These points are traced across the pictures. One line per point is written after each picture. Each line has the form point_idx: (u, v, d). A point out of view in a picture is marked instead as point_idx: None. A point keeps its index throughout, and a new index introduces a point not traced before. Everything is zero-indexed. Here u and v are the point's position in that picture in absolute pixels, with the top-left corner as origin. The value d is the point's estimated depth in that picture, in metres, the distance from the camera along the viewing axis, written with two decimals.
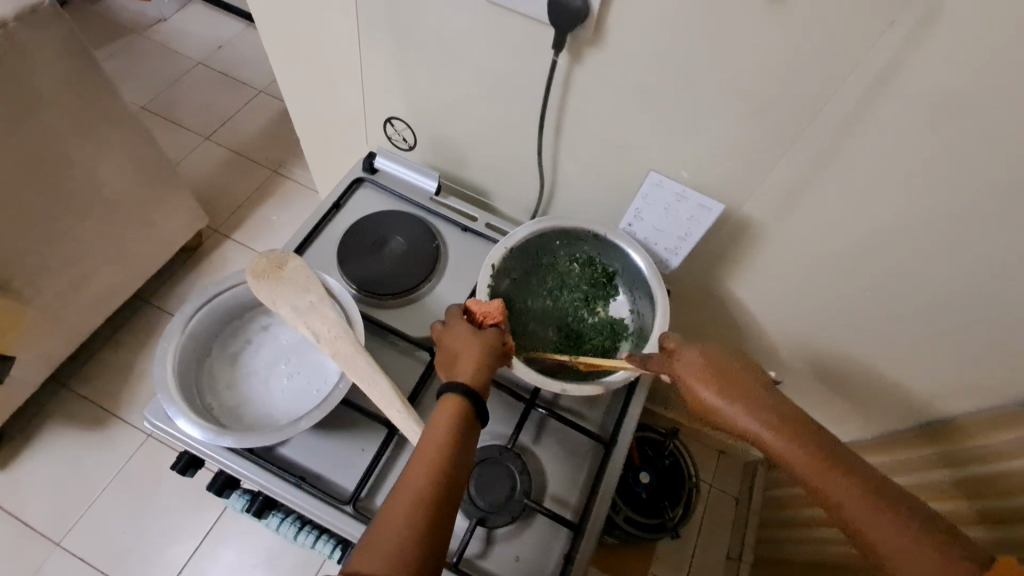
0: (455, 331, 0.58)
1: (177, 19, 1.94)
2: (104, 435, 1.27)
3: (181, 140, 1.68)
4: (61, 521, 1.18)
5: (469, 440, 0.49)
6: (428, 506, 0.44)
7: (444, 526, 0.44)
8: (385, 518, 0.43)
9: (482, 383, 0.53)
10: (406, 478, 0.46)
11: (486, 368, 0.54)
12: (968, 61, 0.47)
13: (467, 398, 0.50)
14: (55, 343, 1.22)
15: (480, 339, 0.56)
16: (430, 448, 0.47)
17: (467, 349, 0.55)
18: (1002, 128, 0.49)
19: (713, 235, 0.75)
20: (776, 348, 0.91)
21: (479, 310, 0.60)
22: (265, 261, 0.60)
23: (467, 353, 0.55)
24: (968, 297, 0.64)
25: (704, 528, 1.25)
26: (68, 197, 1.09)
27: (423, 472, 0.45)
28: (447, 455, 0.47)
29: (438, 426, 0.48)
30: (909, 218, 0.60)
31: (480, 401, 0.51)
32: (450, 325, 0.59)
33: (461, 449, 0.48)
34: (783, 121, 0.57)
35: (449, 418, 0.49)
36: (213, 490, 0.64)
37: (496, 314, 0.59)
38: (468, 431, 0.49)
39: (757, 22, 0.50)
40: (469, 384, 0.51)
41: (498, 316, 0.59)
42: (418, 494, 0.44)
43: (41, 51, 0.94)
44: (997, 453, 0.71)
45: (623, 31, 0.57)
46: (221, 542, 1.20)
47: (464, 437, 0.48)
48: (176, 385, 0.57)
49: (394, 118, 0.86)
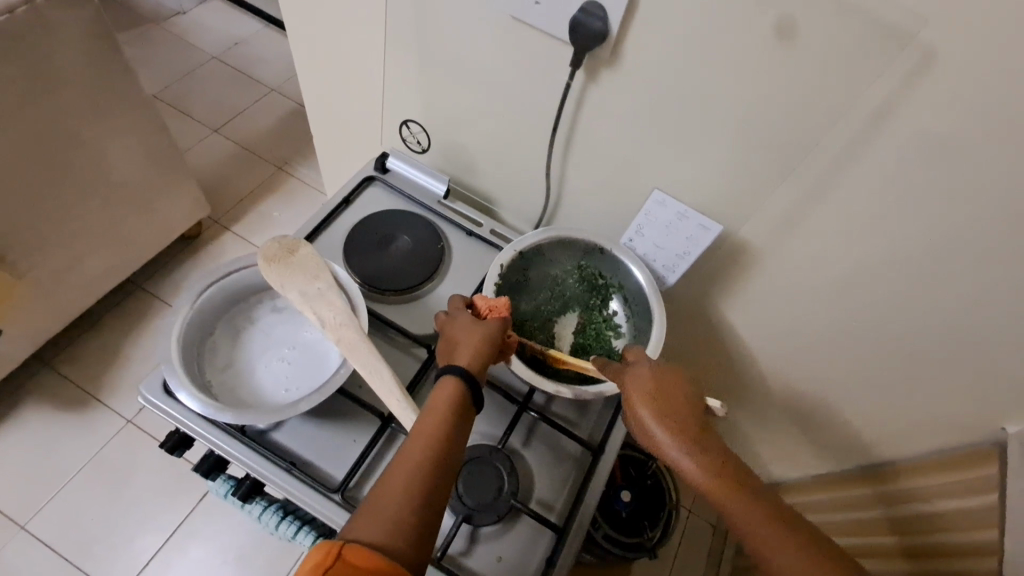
0: (457, 320, 0.60)
1: (196, 13, 1.97)
2: (83, 418, 1.25)
3: (190, 130, 1.69)
4: (27, 504, 1.15)
5: (466, 419, 0.50)
6: (428, 482, 0.45)
7: (439, 499, 0.45)
8: (385, 488, 0.44)
9: (478, 369, 0.54)
10: (405, 452, 0.47)
11: (481, 354, 0.56)
12: (958, 109, 0.50)
13: (463, 380, 0.52)
14: (44, 320, 1.21)
15: (483, 330, 0.58)
16: (422, 464, 0.46)
17: (470, 338, 0.57)
18: (988, 175, 0.52)
19: (710, 256, 0.78)
20: (764, 371, 0.93)
21: (486, 304, 0.62)
22: (277, 246, 0.61)
23: (466, 341, 0.57)
24: (949, 337, 0.68)
25: (681, 553, 1.26)
26: (73, 175, 1.10)
27: (421, 446, 0.47)
28: (446, 430, 0.48)
29: (436, 405, 0.50)
30: (897, 253, 0.63)
31: (476, 384, 0.53)
32: (453, 314, 0.61)
33: (460, 426, 0.49)
34: (783, 150, 0.60)
35: (447, 397, 0.50)
36: (200, 472, 0.65)
37: (498, 308, 0.62)
38: (461, 437, 0.49)
39: (766, 56, 0.54)
40: (466, 367, 0.53)
41: (503, 311, 0.62)
42: (406, 514, 0.43)
43: (65, 28, 0.96)
44: (962, 489, 0.76)
45: (639, 55, 0.60)
46: (191, 537, 1.17)
47: (456, 444, 0.48)
48: (179, 360, 0.58)
49: (410, 121, 0.88)
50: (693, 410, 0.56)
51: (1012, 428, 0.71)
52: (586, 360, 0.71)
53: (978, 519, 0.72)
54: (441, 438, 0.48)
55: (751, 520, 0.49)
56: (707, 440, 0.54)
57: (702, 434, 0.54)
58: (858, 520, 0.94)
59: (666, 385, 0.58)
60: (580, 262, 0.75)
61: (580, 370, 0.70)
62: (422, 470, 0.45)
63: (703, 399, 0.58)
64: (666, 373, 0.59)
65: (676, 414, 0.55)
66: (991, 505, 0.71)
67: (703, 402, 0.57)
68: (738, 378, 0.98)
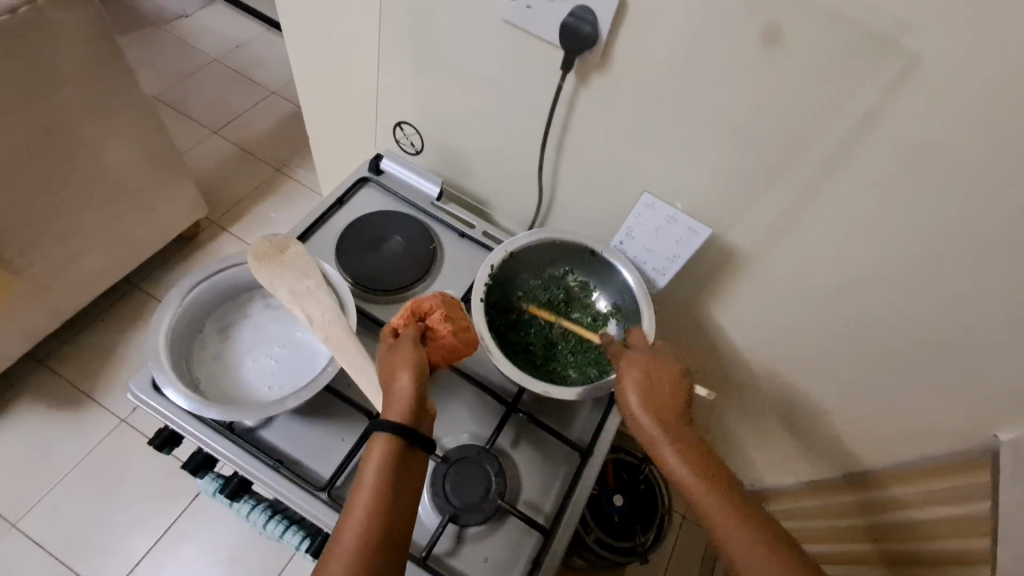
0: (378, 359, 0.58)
1: (198, 17, 1.99)
2: (77, 417, 1.25)
3: (190, 131, 1.71)
4: (19, 501, 1.15)
5: (405, 472, 0.49)
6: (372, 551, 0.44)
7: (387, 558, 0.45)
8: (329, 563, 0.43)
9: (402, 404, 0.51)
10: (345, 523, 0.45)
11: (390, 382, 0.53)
12: (941, 116, 0.51)
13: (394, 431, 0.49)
14: (41, 318, 1.21)
15: (398, 350, 0.56)
16: (367, 531, 0.45)
17: (397, 359, 0.55)
18: (973, 180, 0.53)
19: (701, 260, 0.78)
20: (756, 376, 0.93)
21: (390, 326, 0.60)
22: (268, 244, 0.62)
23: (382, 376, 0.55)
24: (939, 343, 0.68)
25: (674, 559, 1.25)
26: (71, 174, 1.10)
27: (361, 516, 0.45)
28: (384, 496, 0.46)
29: (371, 467, 0.48)
30: (884, 259, 0.64)
31: (412, 430, 0.50)
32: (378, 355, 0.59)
33: (399, 483, 0.48)
34: (770, 154, 0.61)
35: (381, 457, 0.48)
36: (188, 470, 0.65)
37: (399, 321, 0.60)
38: (406, 488, 0.48)
39: (753, 60, 0.55)
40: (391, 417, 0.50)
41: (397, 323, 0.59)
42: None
43: (66, 28, 0.97)
44: (955, 495, 0.76)
45: (629, 59, 0.61)
46: (182, 538, 1.17)
47: (399, 499, 0.47)
48: (166, 356, 0.58)
49: (404, 122, 0.88)
50: (677, 395, 0.59)
51: (1003, 436, 0.71)
52: (574, 373, 0.70)
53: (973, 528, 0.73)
54: (378, 503, 0.46)
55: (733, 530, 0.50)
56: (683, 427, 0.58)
57: (680, 422, 0.58)
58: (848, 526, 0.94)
59: (661, 388, 0.60)
60: (569, 268, 0.76)
61: (569, 379, 0.69)
62: (368, 539, 0.44)
63: (689, 390, 0.60)
64: (662, 375, 0.61)
65: (661, 403, 0.58)
66: (987, 513, 0.71)
67: (690, 394, 0.60)
68: (730, 382, 0.98)
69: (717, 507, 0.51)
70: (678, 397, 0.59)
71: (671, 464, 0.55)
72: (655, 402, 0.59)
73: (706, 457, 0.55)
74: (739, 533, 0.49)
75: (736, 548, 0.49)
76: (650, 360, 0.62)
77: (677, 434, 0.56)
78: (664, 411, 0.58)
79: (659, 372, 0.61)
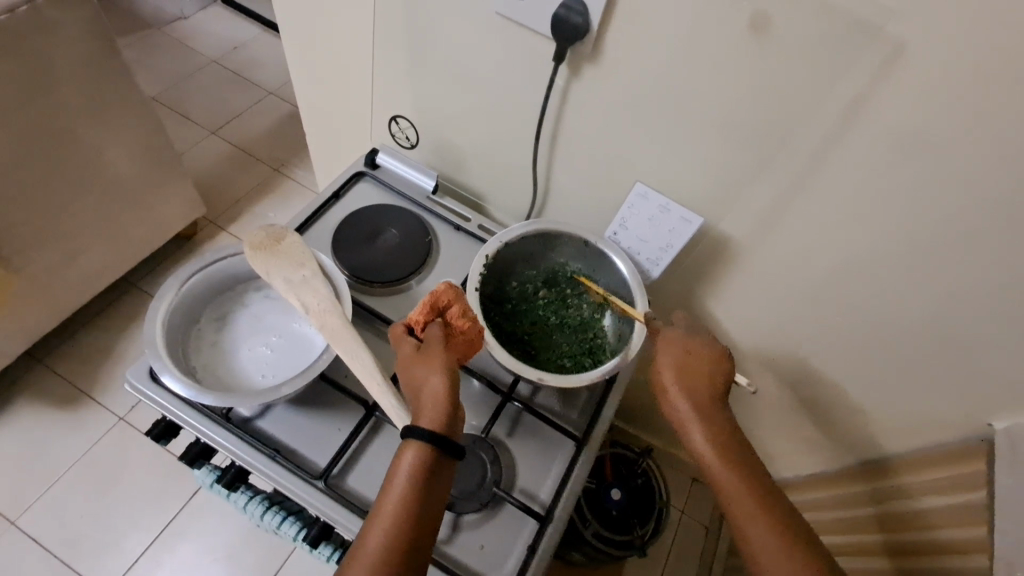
0: (401, 356, 0.58)
1: (196, 19, 2.00)
2: (75, 415, 1.26)
3: (188, 132, 1.72)
4: (16, 500, 1.16)
5: (433, 481, 0.50)
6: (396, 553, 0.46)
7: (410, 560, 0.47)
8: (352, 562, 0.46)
9: (437, 418, 0.51)
10: (370, 523, 0.48)
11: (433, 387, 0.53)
12: (928, 101, 0.51)
13: (424, 444, 0.50)
14: (39, 317, 1.21)
15: (433, 351, 0.56)
16: (400, 541, 0.47)
17: (431, 363, 0.55)
18: (958, 166, 0.54)
19: (694, 250, 0.79)
20: (750, 367, 0.94)
21: (411, 321, 0.60)
22: (264, 234, 0.62)
23: (419, 377, 0.55)
24: (930, 330, 0.68)
25: (673, 555, 1.25)
26: (69, 173, 1.11)
27: (384, 519, 0.47)
28: (407, 505, 0.48)
29: (399, 473, 0.49)
30: (874, 247, 0.64)
31: (444, 443, 0.50)
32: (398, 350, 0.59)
33: (425, 491, 0.49)
34: (760, 142, 0.62)
35: (407, 466, 0.49)
36: (184, 461, 0.66)
37: (420, 317, 0.59)
38: (434, 497, 0.49)
39: (741, 49, 0.55)
40: (425, 429, 0.50)
41: (422, 318, 0.59)
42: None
43: (64, 26, 0.98)
44: (950, 484, 0.76)
45: (619, 50, 0.62)
46: (181, 536, 1.17)
47: (428, 508, 0.49)
48: (163, 344, 0.58)
49: (399, 116, 0.89)
50: (718, 377, 0.60)
51: (997, 425, 0.71)
52: (568, 362, 0.70)
53: (962, 515, 0.72)
54: (407, 514, 0.48)
55: (748, 510, 0.52)
56: (718, 410, 0.59)
57: (718, 405, 0.59)
58: (847, 519, 0.94)
59: (699, 371, 0.60)
60: (565, 260, 0.77)
61: (564, 368, 0.69)
62: (403, 548, 0.47)
63: (730, 373, 0.61)
64: (702, 357, 0.61)
65: (697, 384, 0.60)
66: (981, 500, 0.70)
67: (727, 377, 0.61)
68: None
69: (736, 487, 0.54)
70: (716, 379, 0.60)
71: (701, 442, 0.57)
72: (692, 383, 0.60)
73: (733, 440, 0.57)
74: (754, 514, 0.52)
75: (748, 524, 0.52)
76: (692, 343, 0.62)
77: (709, 415, 0.58)
78: (699, 391, 0.59)
79: (702, 353, 0.62)
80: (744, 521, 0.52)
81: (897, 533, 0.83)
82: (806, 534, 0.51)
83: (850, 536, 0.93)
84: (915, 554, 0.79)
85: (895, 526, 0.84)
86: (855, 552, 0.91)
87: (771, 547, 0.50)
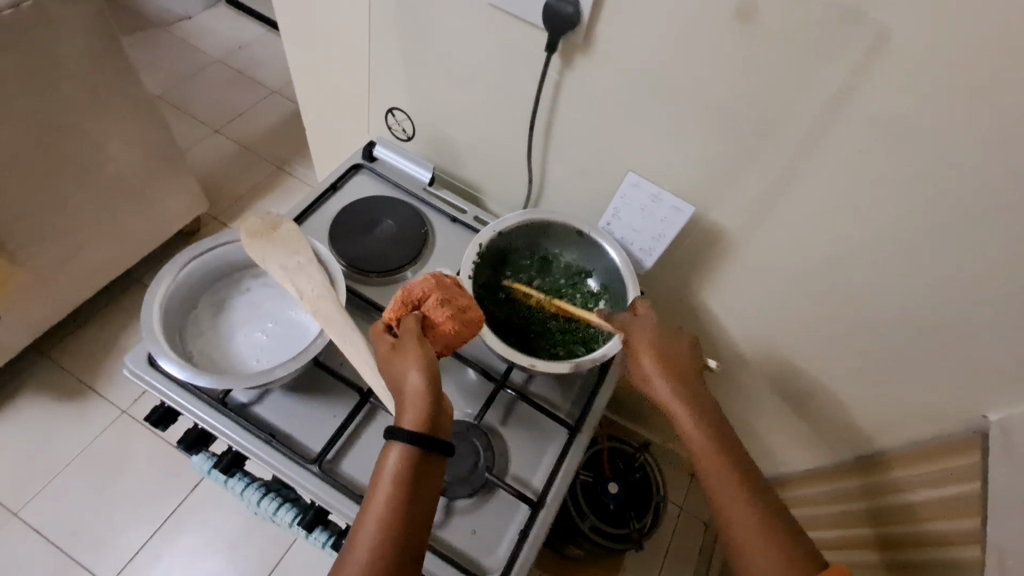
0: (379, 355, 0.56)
1: (201, 19, 2.02)
2: (79, 408, 1.27)
3: (192, 130, 1.73)
4: (19, 491, 1.17)
5: (421, 475, 0.50)
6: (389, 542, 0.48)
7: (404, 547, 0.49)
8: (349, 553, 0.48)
9: (418, 419, 0.51)
10: (363, 517, 0.49)
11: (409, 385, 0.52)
12: (915, 88, 0.52)
13: (408, 444, 0.50)
14: (44, 310, 1.23)
15: (404, 347, 0.54)
16: (377, 548, 0.48)
17: (404, 361, 0.53)
18: (946, 153, 0.54)
19: (688, 241, 0.79)
20: (745, 360, 0.94)
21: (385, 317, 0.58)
22: (260, 222, 0.63)
23: (396, 376, 0.53)
24: (922, 320, 0.69)
25: (672, 550, 1.25)
26: (73, 168, 1.13)
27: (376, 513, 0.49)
28: (396, 500, 0.49)
29: (387, 470, 0.50)
30: (865, 235, 0.65)
31: (427, 442, 0.50)
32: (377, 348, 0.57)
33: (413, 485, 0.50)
34: (750, 131, 0.62)
35: (394, 464, 0.50)
36: (182, 446, 0.66)
37: (391, 313, 0.57)
38: (419, 508, 0.50)
39: (730, 37, 0.56)
40: (407, 430, 0.50)
41: (393, 314, 0.57)
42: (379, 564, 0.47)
43: (68, 22, 0.99)
44: (944, 478, 0.75)
45: (610, 40, 0.62)
46: (182, 528, 1.18)
47: (411, 518, 0.49)
48: (160, 329, 0.59)
49: (395, 108, 0.90)
50: (693, 359, 0.62)
51: (993, 417, 0.72)
52: (561, 351, 0.71)
53: (954, 508, 0.71)
54: (392, 511, 0.49)
55: (726, 483, 0.54)
56: (698, 390, 0.60)
57: (696, 390, 0.60)
58: (842, 513, 0.94)
59: (676, 353, 0.62)
60: (559, 250, 0.78)
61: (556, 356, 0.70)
62: (378, 556, 0.48)
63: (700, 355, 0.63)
64: (679, 341, 0.63)
65: (676, 365, 0.61)
66: (973, 494, 0.69)
67: (699, 358, 0.63)
68: (722, 367, 0.98)
69: (714, 462, 0.55)
70: (691, 362, 0.62)
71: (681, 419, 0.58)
72: (671, 365, 0.61)
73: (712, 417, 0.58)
74: (730, 487, 0.54)
75: (726, 498, 0.54)
76: (670, 328, 0.64)
77: (688, 394, 0.59)
78: (678, 372, 0.60)
79: (676, 338, 0.63)
80: (723, 494, 0.54)
81: (891, 528, 0.82)
82: (777, 506, 0.54)
83: (842, 531, 0.92)
84: (907, 548, 0.78)
85: (890, 519, 0.83)
86: (845, 547, 0.90)
87: (747, 517, 0.52)
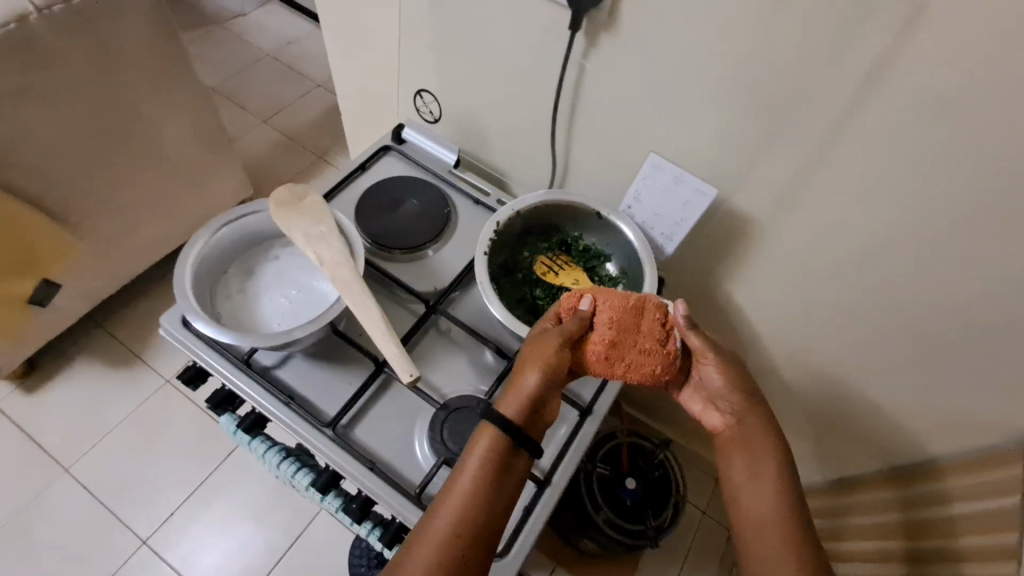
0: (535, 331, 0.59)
1: (255, 16, 2.12)
2: (126, 375, 1.36)
3: (241, 120, 1.82)
4: (71, 449, 1.26)
5: (508, 464, 0.51)
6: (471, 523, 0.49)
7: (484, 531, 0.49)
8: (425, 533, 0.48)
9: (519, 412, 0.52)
10: (444, 500, 0.50)
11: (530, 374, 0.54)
12: (957, 60, 0.49)
13: (501, 431, 0.51)
14: (100, 282, 1.32)
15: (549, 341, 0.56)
16: (458, 525, 0.48)
17: (538, 353, 0.55)
18: (990, 131, 0.51)
19: (713, 227, 0.77)
20: (772, 356, 0.90)
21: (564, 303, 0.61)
22: (288, 192, 0.66)
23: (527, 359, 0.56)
24: (964, 314, 0.65)
25: (692, 555, 1.22)
26: (131, 148, 1.21)
27: (460, 494, 0.49)
28: (482, 483, 0.50)
29: (472, 457, 0.51)
30: (901, 221, 0.61)
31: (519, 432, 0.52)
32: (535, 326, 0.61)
33: (499, 471, 0.51)
34: (778, 111, 0.60)
35: (485, 449, 0.51)
36: (209, 405, 0.70)
37: (569, 305, 0.60)
38: (500, 490, 0.50)
39: (756, 11, 0.55)
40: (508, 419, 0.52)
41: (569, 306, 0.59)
42: (459, 542, 0.48)
43: (129, 12, 1.06)
44: (992, 490, 0.70)
45: (634, 17, 0.62)
46: (214, 495, 1.24)
47: (494, 497, 0.50)
48: (191, 288, 0.63)
49: (423, 91, 0.91)
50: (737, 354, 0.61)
51: None
52: None
53: (997, 523, 0.67)
54: (477, 491, 0.49)
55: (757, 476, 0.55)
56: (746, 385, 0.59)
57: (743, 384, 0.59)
58: (876, 525, 0.88)
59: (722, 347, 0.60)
60: (578, 233, 0.78)
61: None
62: (459, 533, 0.48)
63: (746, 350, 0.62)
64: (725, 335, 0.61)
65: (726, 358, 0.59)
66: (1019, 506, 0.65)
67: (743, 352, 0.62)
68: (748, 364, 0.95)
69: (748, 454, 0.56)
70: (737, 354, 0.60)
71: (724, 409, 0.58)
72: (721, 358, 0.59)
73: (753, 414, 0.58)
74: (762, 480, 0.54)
75: (754, 490, 0.54)
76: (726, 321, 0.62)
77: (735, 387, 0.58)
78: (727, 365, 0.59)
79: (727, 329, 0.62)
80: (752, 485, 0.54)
81: (925, 541, 0.77)
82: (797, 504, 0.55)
83: (875, 543, 0.87)
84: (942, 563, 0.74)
85: (925, 532, 0.78)
86: (875, 560, 0.86)
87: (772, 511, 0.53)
